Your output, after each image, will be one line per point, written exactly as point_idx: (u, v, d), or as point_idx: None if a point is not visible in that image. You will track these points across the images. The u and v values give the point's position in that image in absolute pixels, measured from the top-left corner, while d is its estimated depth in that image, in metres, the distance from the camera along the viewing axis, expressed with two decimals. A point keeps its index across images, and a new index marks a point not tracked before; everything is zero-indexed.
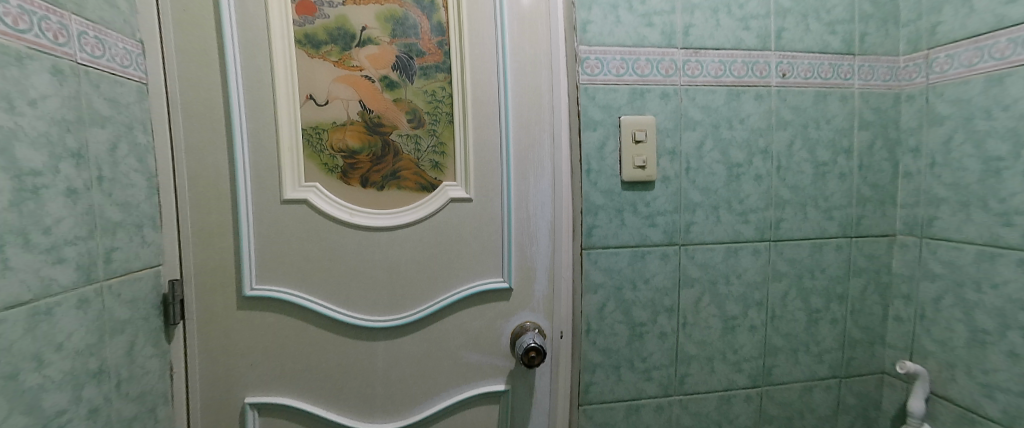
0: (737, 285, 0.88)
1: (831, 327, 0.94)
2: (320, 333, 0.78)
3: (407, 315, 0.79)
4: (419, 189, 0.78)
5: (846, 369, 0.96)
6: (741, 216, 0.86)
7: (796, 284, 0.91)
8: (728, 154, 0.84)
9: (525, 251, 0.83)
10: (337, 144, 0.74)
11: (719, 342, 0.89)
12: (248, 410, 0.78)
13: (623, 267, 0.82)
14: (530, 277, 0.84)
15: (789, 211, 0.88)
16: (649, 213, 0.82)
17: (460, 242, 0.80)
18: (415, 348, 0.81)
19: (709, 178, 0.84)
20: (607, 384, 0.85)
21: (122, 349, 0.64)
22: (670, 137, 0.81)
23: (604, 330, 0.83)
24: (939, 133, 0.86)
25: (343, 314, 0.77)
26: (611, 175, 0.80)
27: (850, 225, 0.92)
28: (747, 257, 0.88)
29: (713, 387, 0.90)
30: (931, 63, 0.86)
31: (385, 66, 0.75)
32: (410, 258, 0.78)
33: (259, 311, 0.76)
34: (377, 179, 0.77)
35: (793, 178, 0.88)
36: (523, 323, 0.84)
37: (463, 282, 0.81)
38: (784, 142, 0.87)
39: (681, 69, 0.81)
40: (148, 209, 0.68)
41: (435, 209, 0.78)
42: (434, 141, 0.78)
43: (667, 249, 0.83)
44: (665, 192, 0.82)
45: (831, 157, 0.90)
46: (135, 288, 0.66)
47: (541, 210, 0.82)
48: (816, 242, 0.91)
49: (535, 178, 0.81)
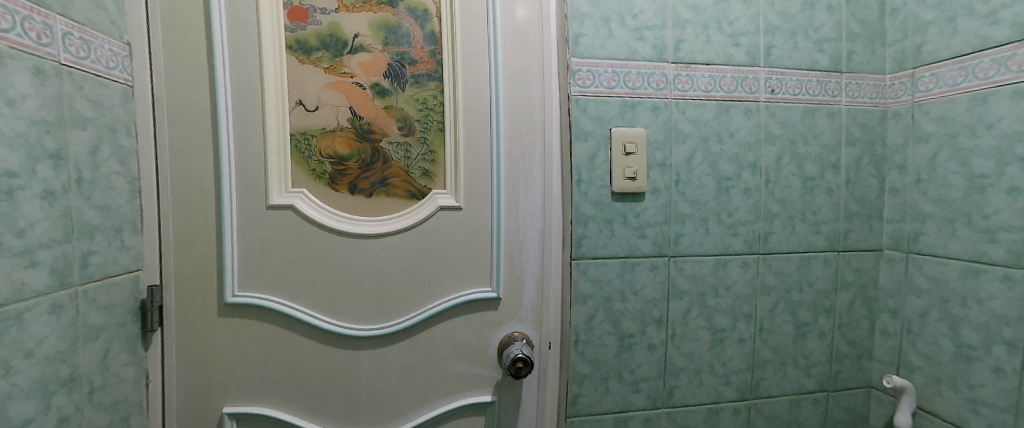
0: (726, 298, 0.88)
1: (819, 340, 0.94)
2: (305, 341, 0.77)
3: (394, 324, 0.78)
4: (408, 196, 0.77)
5: (834, 383, 0.96)
6: (730, 228, 0.86)
7: (785, 298, 0.91)
8: (717, 168, 0.85)
9: (514, 260, 0.82)
10: (326, 150, 0.74)
11: (708, 355, 0.88)
12: (227, 420, 0.76)
13: (613, 278, 0.82)
14: (519, 287, 0.83)
15: (777, 224, 0.89)
16: (639, 225, 0.82)
17: (448, 251, 0.79)
18: (401, 358, 0.79)
19: (699, 191, 0.84)
20: (595, 396, 0.84)
21: (96, 356, 0.63)
22: (661, 150, 0.82)
23: (593, 341, 0.83)
24: (925, 150, 0.88)
25: (328, 322, 0.76)
26: (601, 186, 0.80)
27: (838, 239, 0.93)
28: (736, 269, 0.88)
29: (702, 399, 0.89)
30: (916, 82, 0.88)
31: (376, 73, 0.74)
32: (397, 266, 0.77)
33: (242, 318, 0.75)
34: (365, 186, 0.76)
35: (782, 191, 0.89)
36: (512, 333, 0.83)
37: (451, 291, 0.80)
38: (773, 156, 0.88)
39: (672, 83, 0.82)
40: (129, 213, 0.67)
41: (424, 217, 0.78)
42: (424, 150, 0.78)
43: (656, 260, 0.83)
44: (655, 203, 0.82)
45: (819, 172, 0.91)
46: (111, 294, 0.65)
47: (531, 220, 0.81)
48: (805, 255, 0.91)
49: (525, 188, 0.81)
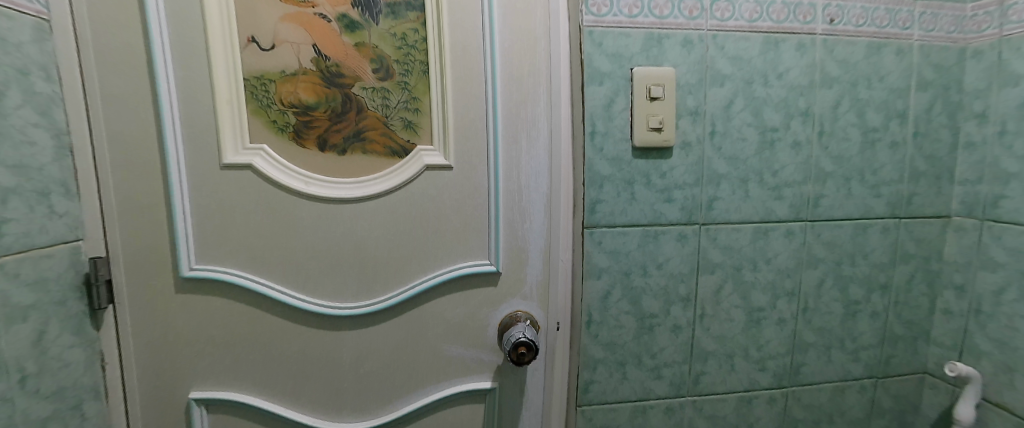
0: (765, 272, 0.75)
1: (870, 321, 0.82)
2: (277, 321, 0.67)
3: (376, 302, 0.67)
4: (389, 154, 0.65)
5: (884, 368, 0.84)
6: (774, 191, 0.72)
7: (834, 271, 0.78)
8: (762, 116, 0.69)
9: (516, 229, 0.69)
10: (287, 98, 0.61)
11: (742, 338, 0.76)
12: (194, 406, 0.68)
13: (632, 250, 0.70)
14: (522, 260, 0.70)
15: (830, 186, 0.75)
16: (665, 187, 0.69)
17: (438, 217, 0.66)
18: (386, 340, 0.69)
19: (738, 145, 0.69)
20: (610, 382, 0.74)
21: (27, 339, 0.53)
22: (693, 94, 0.67)
23: (608, 321, 0.71)
24: (1013, 96, 0.71)
25: (300, 299, 0.66)
26: (620, 139, 0.66)
27: (899, 204, 0.79)
28: (779, 239, 0.74)
29: (733, 387, 0.78)
30: (1006, 11, 0.71)
31: (344, 2, 0.61)
32: (378, 235, 0.66)
33: (204, 293, 0.65)
34: (336, 141, 0.63)
35: (838, 146, 0.74)
36: (514, 313, 0.71)
37: (441, 265, 0.68)
38: (829, 102, 0.72)
39: (708, 10, 0.66)
40: (57, 174, 0.57)
41: (407, 178, 0.65)
42: (406, 96, 0.64)
43: (684, 229, 0.70)
44: (684, 161, 0.68)
45: (882, 122, 0.76)
46: (43, 267, 0.55)
47: (535, 181, 0.68)
48: (860, 223, 0.78)
49: (528, 143, 0.66)
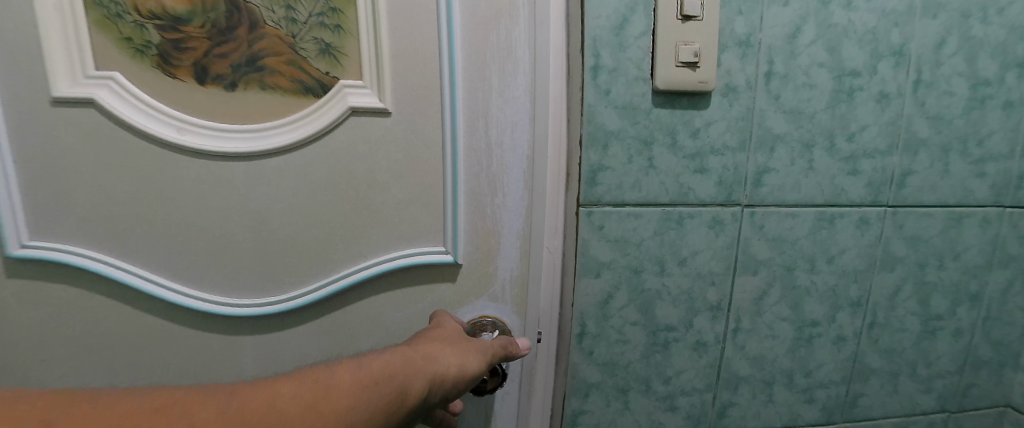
0: (825, 275, 0.55)
1: (951, 341, 0.62)
2: (152, 321, 0.48)
3: (282, 299, 0.49)
4: (300, 91, 0.46)
5: (959, 401, 0.65)
6: (847, 163, 0.52)
7: (915, 276, 0.58)
8: (838, 53, 0.49)
9: (483, 204, 0.49)
10: (147, 4, 0.42)
11: (785, 360, 0.57)
12: None
13: (645, 238, 0.51)
14: (491, 247, 0.50)
15: (921, 159, 0.54)
16: (696, 150, 0.49)
17: (371, 186, 0.47)
18: (303, 349, 0.51)
19: (802, 94, 0.49)
20: (607, 414, 0.55)
21: None
22: (744, 16, 0.47)
23: (607, 334, 0.53)
24: None
25: (178, 293, 0.47)
26: (635, 79, 0.47)
27: (1005, 187, 0.57)
28: (848, 230, 0.54)
29: (768, 423, 0.59)
30: None
31: None
32: (284, 208, 0.47)
33: (38, 281, 0.46)
34: (222, 70, 0.44)
35: (936, 102, 0.53)
36: (479, 320, 0.51)
37: (378, 252, 0.49)
38: (928, 39, 0.51)
39: None
40: None
41: (325, 127, 0.46)
42: (322, 7, 0.45)
43: (720, 212, 0.51)
44: (725, 114, 0.48)
45: (998, 73, 0.54)
46: None
47: (511, 137, 0.47)
48: (956, 212, 0.57)
49: (499, 80, 0.46)
